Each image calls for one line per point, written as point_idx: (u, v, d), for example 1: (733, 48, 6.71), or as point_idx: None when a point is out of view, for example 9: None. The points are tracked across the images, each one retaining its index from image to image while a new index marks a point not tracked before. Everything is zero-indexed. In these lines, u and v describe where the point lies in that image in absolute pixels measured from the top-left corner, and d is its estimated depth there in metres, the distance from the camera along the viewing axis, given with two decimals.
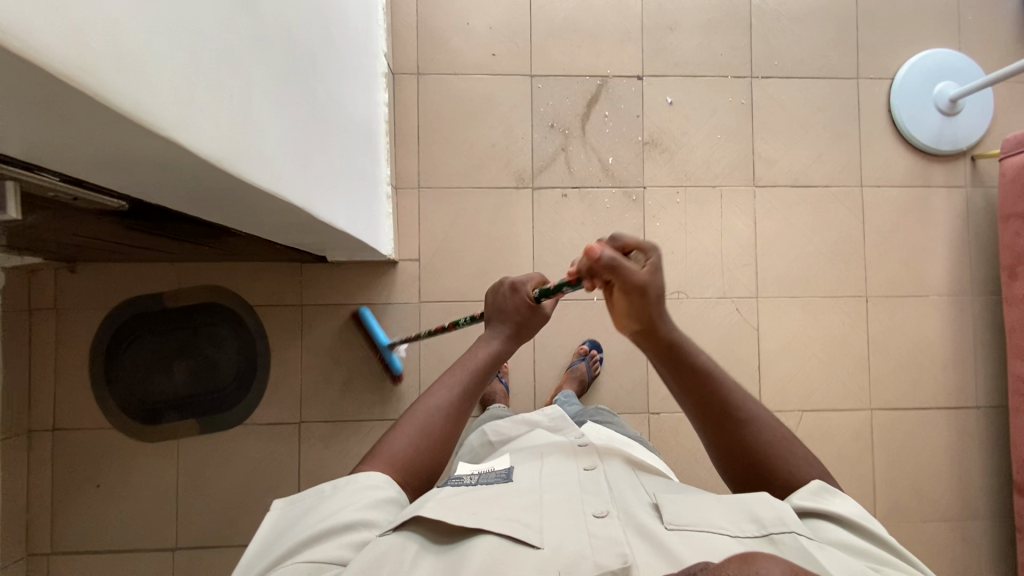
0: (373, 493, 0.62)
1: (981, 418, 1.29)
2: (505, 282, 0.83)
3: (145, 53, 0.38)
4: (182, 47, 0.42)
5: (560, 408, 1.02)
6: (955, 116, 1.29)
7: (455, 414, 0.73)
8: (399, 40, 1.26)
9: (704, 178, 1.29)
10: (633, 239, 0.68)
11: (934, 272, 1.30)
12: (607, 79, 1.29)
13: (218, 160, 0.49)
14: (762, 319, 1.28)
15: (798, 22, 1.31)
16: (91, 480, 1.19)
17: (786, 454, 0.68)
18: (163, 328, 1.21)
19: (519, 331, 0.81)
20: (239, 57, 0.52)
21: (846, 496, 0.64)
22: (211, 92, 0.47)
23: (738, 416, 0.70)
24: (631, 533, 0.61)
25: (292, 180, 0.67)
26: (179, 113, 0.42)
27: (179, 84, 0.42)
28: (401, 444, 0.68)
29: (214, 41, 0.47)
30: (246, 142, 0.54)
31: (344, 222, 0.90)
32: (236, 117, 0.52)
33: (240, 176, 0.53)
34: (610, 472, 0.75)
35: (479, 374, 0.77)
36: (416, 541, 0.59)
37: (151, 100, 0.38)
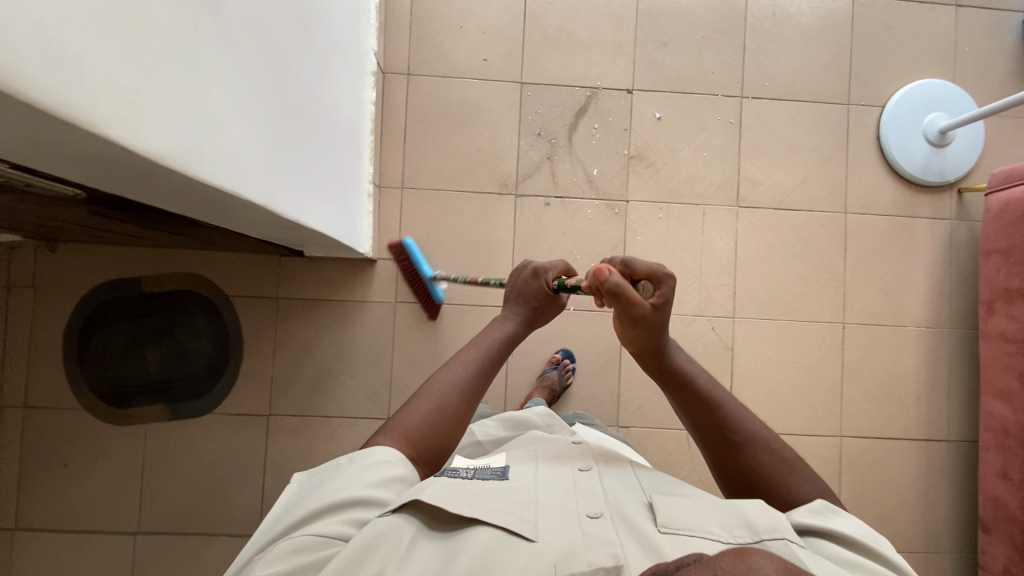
0: (382, 471, 0.62)
1: (950, 452, 1.28)
2: (527, 265, 0.85)
3: (78, 51, 0.36)
4: (125, 44, 0.41)
5: (550, 409, 1.02)
6: (944, 148, 1.28)
7: (471, 394, 0.74)
8: (391, 40, 1.26)
9: (688, 196, 1.29)
10: (645, 268, 0.74)
11: (913, 303, 1.29)
12: (597, 91, 1.29)
13: (162, 159, 0.48)
14: (737, 339, 1.28)
15: (792, 45, 1.31)
16: (58, 459, 1.20)
17: (784, 473, 0.69)
18: (138, 313, 1.21)
19: (535, 315, 0.84)
20: (197, 53, 0.51)
21: (848, 515, 0.64)
22: (159, 90, 0.46)
23: (734, 438, 0.70)
24: (626, 536, 0.62)
25: (256, 180, 0.66)
26: (115, 111, 0.41)
27: (117, 82, 0.40)
28: (416, 418, 0.70)
29: (166, 37, 0.46)
30: (204, 144, 0.53)
31: (314, 221, 0.89)
32: (192, 117, 0.51)
33: (190, 175, 0.52)
34: (605, 472, 0.76)
35: (495, 353, 0.79)
36: (414, 523, 0.59)
37: (81, 99, 0.37)
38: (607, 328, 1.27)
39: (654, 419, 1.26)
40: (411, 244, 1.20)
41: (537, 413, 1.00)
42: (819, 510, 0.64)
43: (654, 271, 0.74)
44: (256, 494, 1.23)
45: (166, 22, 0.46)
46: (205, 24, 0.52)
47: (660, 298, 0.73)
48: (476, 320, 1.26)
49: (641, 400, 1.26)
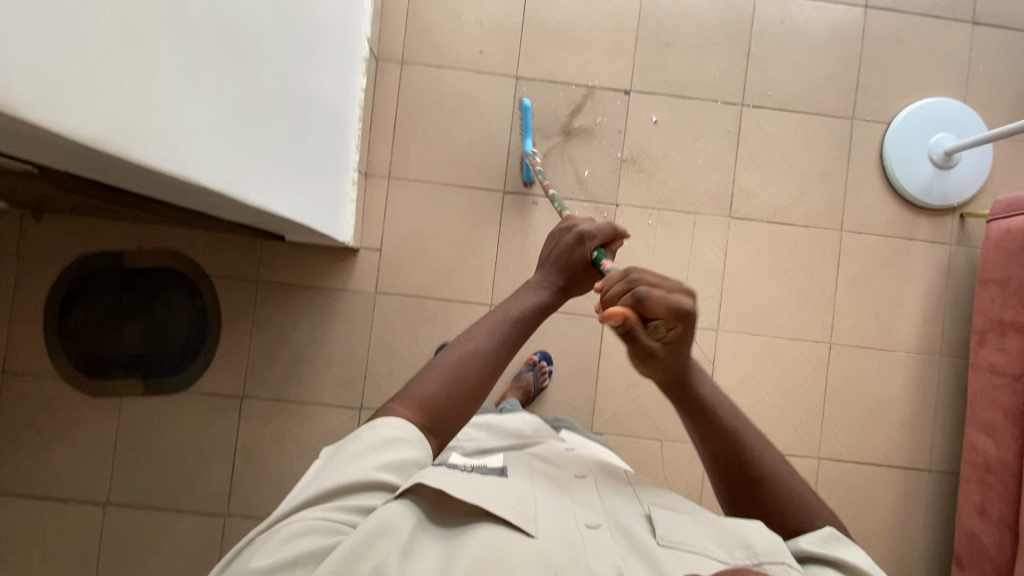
0: (395, 451, 0.57)
1: (930, 482, 1.26)
2: (572, 228, 0.81)
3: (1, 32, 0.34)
4: (56, 24, 0.39)
5: (539, 420, 0.98)
6: (949, 170, 1.24)
7: (494, 364, 0.66)
8: (386, 26, 1.24)
9: (679, 203, 1.26)
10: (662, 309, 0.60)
11: (904, 328, 1.26)
12: (594, 90, 1.26)
13: (97, 142, 0.46)
14: (719, 352, 1.25)
15: (798, 54, 1.27)
16: (33, 426, 1.21)
17: (796, 509, 0.63)
18: (117, 286, 1.21)
19: (567, 283, 0.78)
20: (143, 35, 0.49)
21: (856, 547, 0.59)
22: (93, 73, 0.44)
23: (752, 474, 0.64)
24: (627, 550, 0.58)
25: (211, 166, 0.64)
26: (39, 92, 0.39)
27: (40, 63, 0.38)
28: (433, 384, 0.63)
29: (106, 16, 0.44)
30: (142, 127, 0.51)
31: (285, 208, 0.87)
32: (128, 95, 0.48)
33: (129, 159, 0.50)
34: (602, 482, 0.72)
35: (524, 321, 0.71)
36: (416, 512, 0.56)
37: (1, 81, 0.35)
38: (589, 332, 1.25)
39: (628, 428, 1.24)
40: (528, 106, 1.20)
41: (528, 424, 0.94)
42: (825, 539, 0.60)
43: (672, 310, 0.61)
44: (226, 474, 1.23)
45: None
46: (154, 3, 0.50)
47: (673, 337, 0.63)
48: (457, 316, 1.25)
49: (617, 408, 1.25)
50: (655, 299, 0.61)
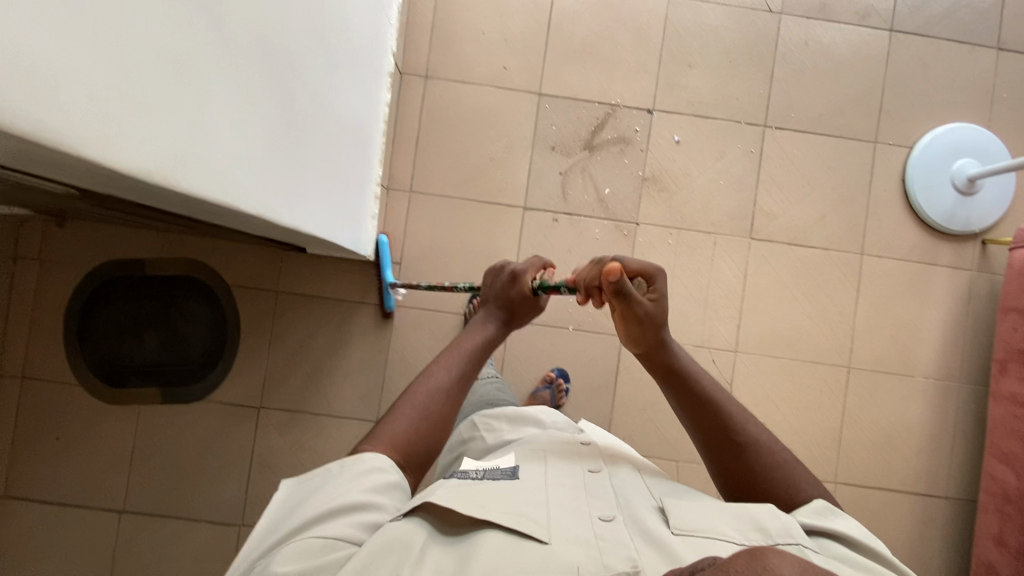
0: (376, 478, 0.59)
1: (946, 508, 1.25)
2: (505, 269, 0.86)
3: (68, 74, 0.35)
4: (120, 61, 0.40)
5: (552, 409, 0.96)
6: (972, 197, 1.24)
7: (453, 399, 0.71)
8: (411, 40, 1.24)
9: (700, 224, 1.26)
10: (639, 266, 0.74)
11: (923, 353, 1.26)
12: (616, 108, 1.26)
13: (153, 177, 0.46)
14: (737, 374, 1.25)
15: (822, 76, 1.27)
16: (51, 433, 1.22)
17: (786, 476, 0.67)
18: (136, 294, 1.21)
19: (511, 315, 0.83)
20: (195, 67, 0.50)
21: (849, 518, 0.63)
22: (152, 106, 0.44)
23: (739, 439, 0.68)
24: (641, 539, 0.59)
25: (249, 191, 0.64)
26: (101, 132, 0.39)
27: (103, 101, 0.39)
28: (402, 423, 0.66)
29: (164, 49, 0.45)
30: (192, 159, 0.52)
31: (313, 227, 0.88)
32: (180, 125, 0.49)
33: (178, 190, 0.51)
34: (616, 477, 0.73)
35: (476, 357, 0.77)
36: (428, 527, 0.57)
37: (69, 122, 0.36)
38: (606, 350, 1.25)
39: (645, 447, 1.24)
40: (383, 244, 1.21)
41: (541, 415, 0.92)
42: (820, 511, 0.63)
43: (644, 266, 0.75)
44: (242, 484, 1.24)
45: (163, 37, 0.44)
46: (206, 35, 0.51)
47: (654, 294, 0.74)
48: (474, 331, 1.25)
49: (633, 427, 1.24)
50: (629, 262, 0.75)
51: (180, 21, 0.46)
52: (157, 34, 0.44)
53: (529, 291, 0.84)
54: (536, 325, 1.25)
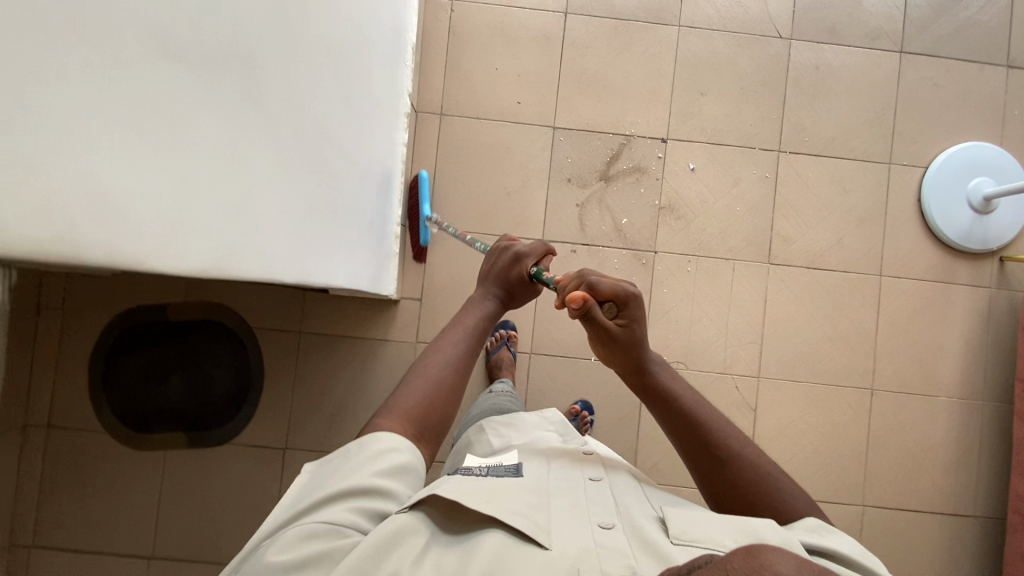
0: (387, 460, 0.56)
1: (975, 528, 1.25)
2: (510, 246, 0.78)
3: (112, 194, 0.38)
4: (170, 169, 0.43)
5: (561, 414, 0.88)
6: (988, 215, 1.24)
7: (464, 371, 0.68)
8: (426, 79, 1.25)
9: (717, 250, 1.26)
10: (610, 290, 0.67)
11: (945, 372, 1.26)
12: (631, 138, 1.27)
13: (208, 270, 0.50)
14: (760, 400, 1.25)
15: (835, 99, 1.28)
16: (79, 480, 1.22)
17: (777, 490, 0.62)
18: (162, 339, 1.18)
19: (511, 294, 0.77)
20: (244, 154, 0.53)
21: (843, 534, 0.57)
22: (205, 205, 0.47)
23: (721, 454, 0.64)
24: (640, 549, 0.54)
25: (291, 260, 0.67)
26: (152, 241, 0.42)
27: (155, 210, 0.42)
28: (413, 396, 0.64)
29: (213, 145, 0.48)
30: (245, 239, 0.54)
31: (343, 279, 0.89)
32: (234, 216, 0.51)
33: (234, 276, 0.54)
34: (620, 486, 0.67)
35: (479, 332, 0.73)
36: (429, 526, 0.54)
37: (117, 239, 0.39)
38: None
39: (672, 476, 1.24)
40: (423, 178, 1.19)
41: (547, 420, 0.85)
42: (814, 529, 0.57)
43: (618, 289, 0.68)
44: None
45: (212, 135, 0.47)
46: (252, 125, 0.54)
47: (624, 320, 0.68)
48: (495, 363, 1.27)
49: (658, 456, 1.24)
50: (604, 284, 0.68)
51: (226, 116, 0.49)
52: (207, 136, 0.46)
53: (528, 274, 0.77)
54: (558, 356, 1.25)
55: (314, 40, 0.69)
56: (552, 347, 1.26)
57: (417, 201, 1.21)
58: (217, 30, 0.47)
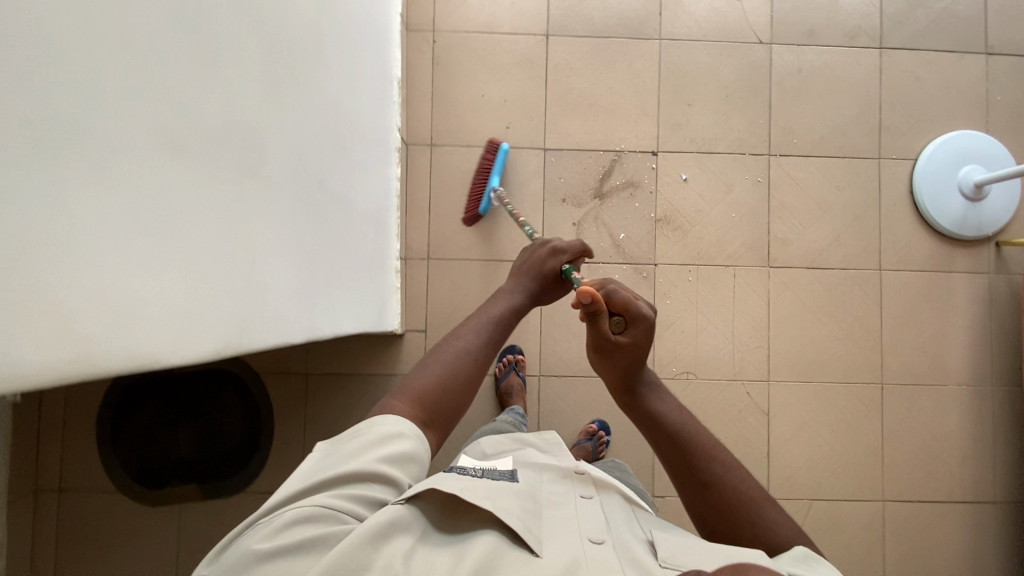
0: (394, 447, 0.55)
1: (996, 513, 1.25)
2: (546, 243, 0.78)
3: (134, 293, 0.42)
4: (182, 256, 0.47)
5: (559, 436, 0.81)
6: (981, 202, 1.25)
7: (482, 362, 0.66)
8: (414, 112, 1.26)
9: (717, 258, 1.27)
10: (623, 301, 0.66)
11: (952, 361, 1.27)
12: (622, 154, 1.27)
13: (215, 349, 0.54)
14: (772, 403, 1.25)
15: (820, 99, 1.29)
16: (93, 542, 1.19)
17: (757, 516, 0.59)
18: (167, 393, 1.16)
19: (541, 292, 0.76)
20: (247, 224, 0.57)
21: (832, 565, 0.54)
22: (211, 284, 0.52)
23: (700, 476, 0.62)
24: (629, 567, 0.50)
25: (297, 316, 0.69)
26: (171, 330, 0.47)
27: (169, 294, 0.46)
28: (426, 380, 0.62)
29: (217, 222, 0.52)
30: (252, 301, 0.59)
31: (351, 323, 0.89)
32: (239, 286, 0.56)
33: (243, 348, 0.58)
34: (611, 504, 0.62)
35: (504, 327, 0.71)
36: (422, 522, 0.51)
37: (141, 335, 0.44)
38: None
39: None
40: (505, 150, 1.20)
41: (542, 437, 0.82)
42: (801, 560, 0.54)
43: (629, 306, 0.66)
44: None
45: (214, 215, 0.51)
46: (253, 195, 0.58)
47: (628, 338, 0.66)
48: None
49: None
50: (620, 296, 0.67)
51: (230, 195, 0.54)
52: (209, 216, 0.51)
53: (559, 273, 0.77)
54: (567, 376, 1.25)
55: (309, 97, 0.71)
56: (561, 367, 1.26)
57: (488, 170, 1.22)
58: (213, 118, 0.51)
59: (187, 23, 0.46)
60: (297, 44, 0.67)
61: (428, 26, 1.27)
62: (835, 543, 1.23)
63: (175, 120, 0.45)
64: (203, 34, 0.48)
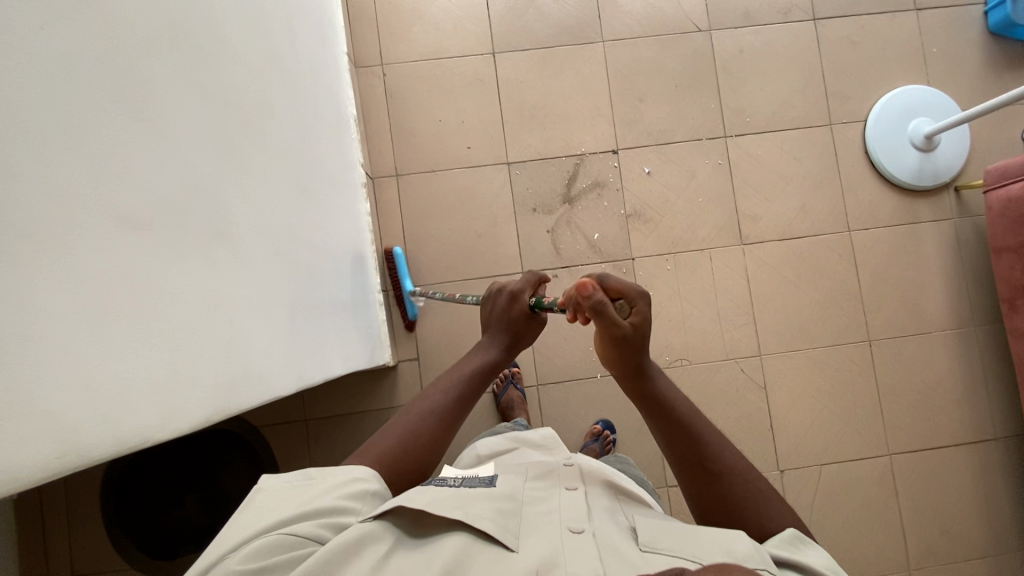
0: (354, 485, 0.57)
1: (999, 449, 1.28)
2: (503, 288, 0.75)
3: (115, 377, 0.43)
4: (158, 333, 0.48)
5: (553, 431, 0.86)
6: (933, 152, 1.29)
7: (448, 421, 0.68)
8: (375, 147, 1.28)
9: (692, 243, 1.29)
10: (619, 284, 0.61)
11: (932, 308, 1.30)
12: (584, 156, 1.30)
13: (209, 418, 0.55)
14: (768, 377, 1.27)
15: (766, 76, 1.32)
16: None
17: (767, 507, 0.58)
18: (166, 463, 1.08)
19: (516, 340, 0.74)
20: (222, 289, 0.58)
21: (820, 547, 0.54)
22: (192, 353, 0.52)
23: (710, 468, 0.60)
24: (608, 553, 0.50)
25: (284, 373, 0.70)
26: (158, 405, 0.48)
27: (151, 370, 0.47)
28: (390, 440, 0.64)
29: (191, 293, 0.53)
30: (234, 363, 0.59)
31: (341, 365, 0.91)
32: (221, 351, 0.57)
33: (235, 409, 0.60)
34: (593, 496, 0.63)
35: (476, 381, 0.72)
36: (396, 532, 0.52)
37: (129, 414, 0.45)
38: None
39: None
40: (398, 253, 1.22)
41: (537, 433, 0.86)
42: (789, 541, 0.54)
43: (627, 289, 0.61)
44: None
45: (185, 286, 0.52)
46: (221, 260, 0.58)
47: (639, 318, 0.61)
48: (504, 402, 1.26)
49: None
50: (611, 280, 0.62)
51: (201, 262, 0.55)
52: (181, 290, 0.51)
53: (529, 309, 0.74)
54: (564, 381, 1.26)
55: (264, 154, 0.71)
56: (556, 373, 1.27)
57: (398, 278, 1.23)
58: (170, 191, 0.51)
59: (130, 107, 0.47)
60: (243, 104, 0.68)
61: (376, 60, 1.29)
62: (851, 504, 1.24)
63: (131, 200, 0.46)
64: (149, 115, 0.49)
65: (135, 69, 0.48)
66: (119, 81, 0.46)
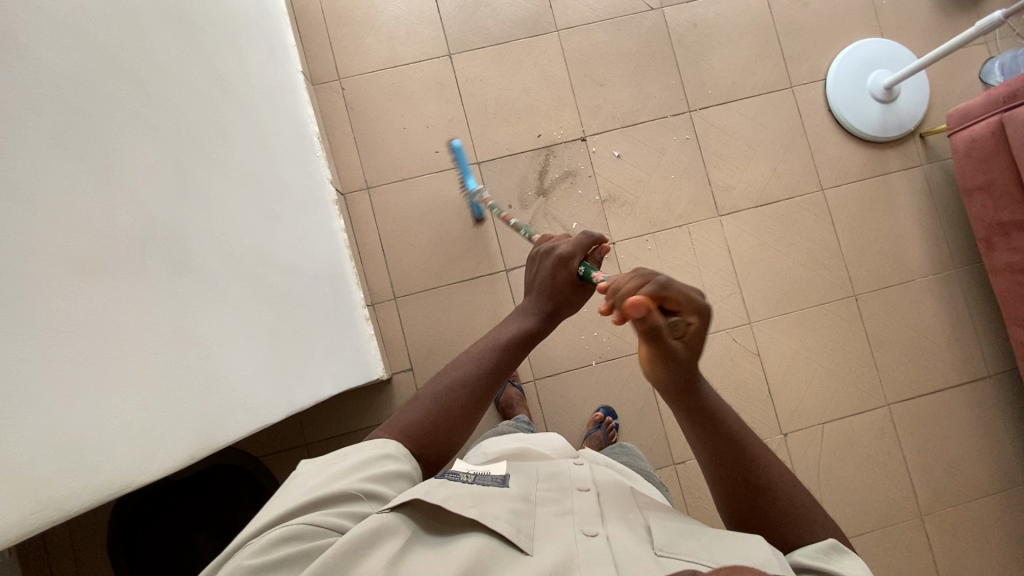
0: (384, 466, 0.57)
1: (993, 386, 1.29)
2: (551, 250, 0.74)
3: (76, 421, 0.42)
4: (122, 376, 0.47)
5: (563, 441, 0.87)
6: (894, 102, 1.31)
7: (479, 393, 0.66)
8: (343, 163, 1.27)
9: (669, 221, 1.29)
10: (682, 298, 0.51)
11: (912, 255, 1.31)
12: (553, 146, 1.30)
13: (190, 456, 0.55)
14: (760, 343, 1.28)
15: (722, 47, 1.33)
16: None
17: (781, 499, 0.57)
18: (172, 504, 1.06)
19: (559, 305, 0.73)
20: (191, 320, 0.56)
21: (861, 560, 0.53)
22: (163, 389, 0.51)
23: (757, 482, 0.58)
24: (623, 558, 0.51)
25: (273, 400, 0.70)
26: (129, 443, 0.47)
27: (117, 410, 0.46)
28: (416, 412, 0.64)
29: (156, 328, 0.51)
30: (213, 395, 0.58)
31: (331, 385, 0.90)
32: (197, 384, 0.56)
33: (220, 443, 0.59)
34: (607, 497, 0.63)
35: (512, 351, 0.70)
36: (412, 525, 0.51)
37: (95, 455, 0.44)
38: (635, 371, 1.27)
39: None
40: (457, 147, 1.18)
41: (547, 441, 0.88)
42: (825, 552, 0.53)
43: (687, 300, 0.52)
44: None
45: (150, 322, 0.51)
46: (191, 292, 0.58)
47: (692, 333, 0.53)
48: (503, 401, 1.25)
49: None
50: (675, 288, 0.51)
51: (165, 296, 0.53)
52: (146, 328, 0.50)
53: (576, 275, 0.72)
54: (560, 371, 1.26)
55: (223, 183, 0.70)
56: (552, 366, 1.27)
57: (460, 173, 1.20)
58: (124, 229, 0.50)
59: (75, 150, 0.46)
60: (198, 135, 0.67)
61: (332, 76, 1.28)
62: (856, 457, 1.25)
63: (84, 244, 0.45)
64: (95, 159, 0.48)
65: (75, 112, 0.47)
66: (60, 123, 0.45)
